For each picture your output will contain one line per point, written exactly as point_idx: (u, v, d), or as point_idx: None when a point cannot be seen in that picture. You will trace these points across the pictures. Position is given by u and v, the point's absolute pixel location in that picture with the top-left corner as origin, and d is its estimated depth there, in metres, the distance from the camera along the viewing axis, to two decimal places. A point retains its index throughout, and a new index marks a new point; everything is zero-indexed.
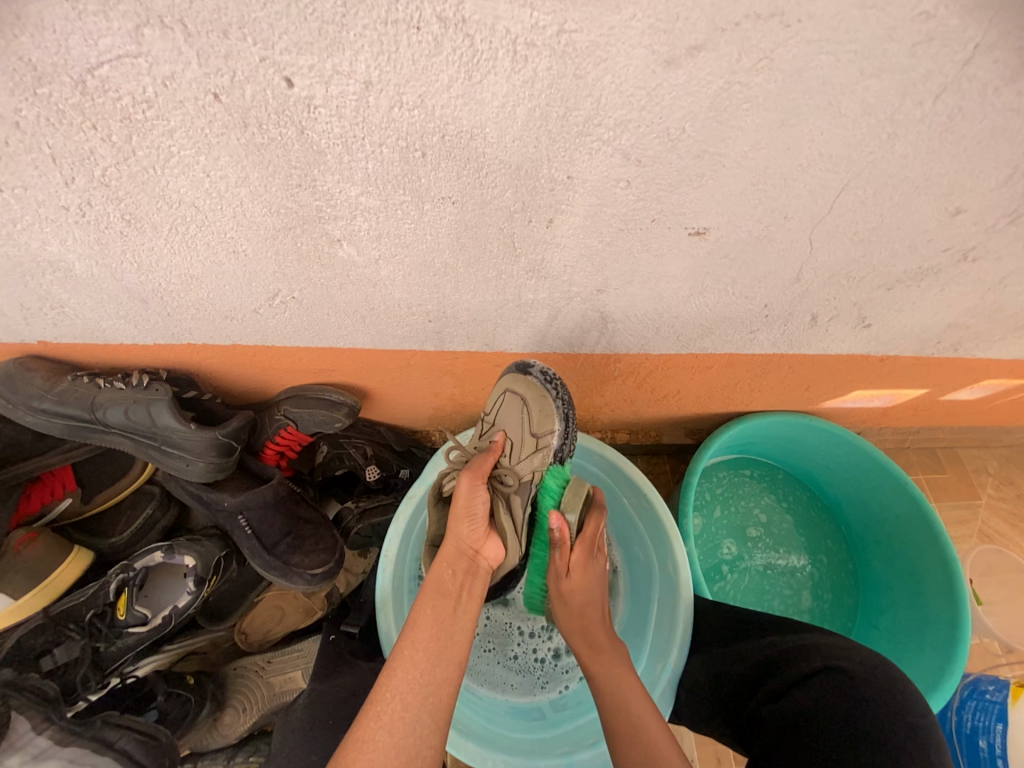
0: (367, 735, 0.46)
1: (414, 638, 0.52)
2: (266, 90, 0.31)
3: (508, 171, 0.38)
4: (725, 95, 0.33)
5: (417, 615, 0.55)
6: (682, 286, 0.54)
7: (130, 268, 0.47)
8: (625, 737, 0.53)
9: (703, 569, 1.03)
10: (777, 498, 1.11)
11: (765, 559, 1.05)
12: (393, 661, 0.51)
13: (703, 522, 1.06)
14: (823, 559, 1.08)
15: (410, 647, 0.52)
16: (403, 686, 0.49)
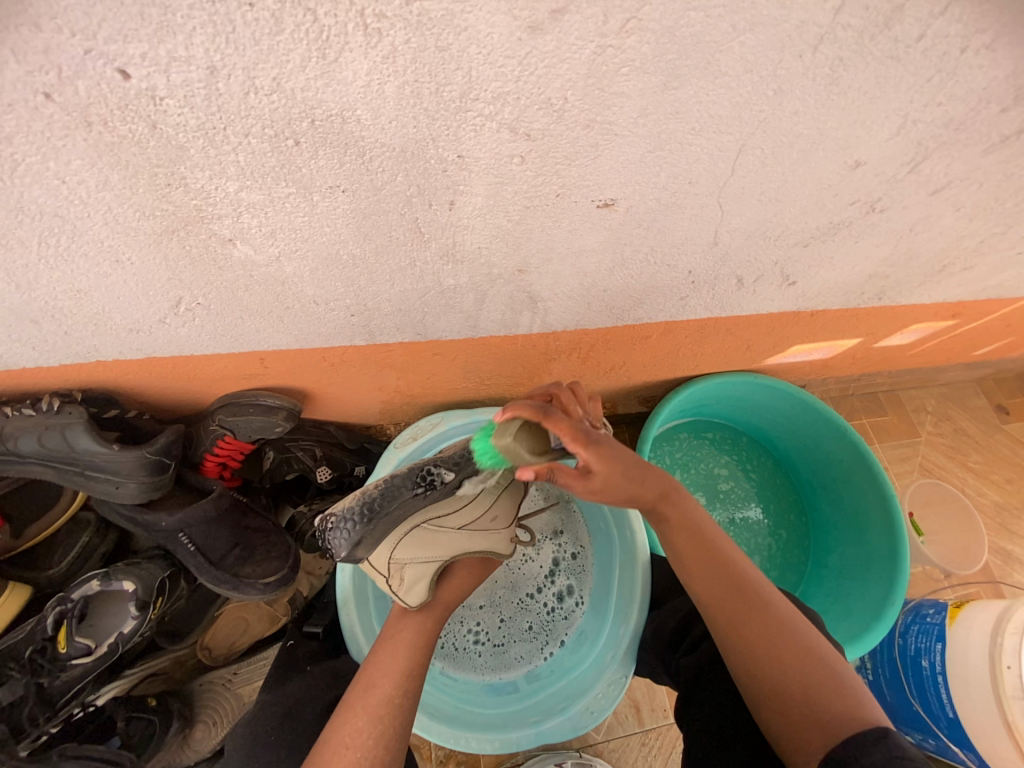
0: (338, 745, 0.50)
1: (392, 687, 0.54)
2: (101, 84, 0.29)
3: (394, 154, 0.36)
4: (601, 60, 0.32)
5: (398, 667, 0.56)
6: (603, 259, 0.54)
7: (8, 288, 0.43)
8: (719, 588, 0.55)
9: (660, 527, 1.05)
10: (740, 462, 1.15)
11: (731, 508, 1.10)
12: (369, 709, 0.52)
13: None
14: (773, 510, 1.13)
15: (389, 692, 0.54)
16: (377, 728, 0.51)
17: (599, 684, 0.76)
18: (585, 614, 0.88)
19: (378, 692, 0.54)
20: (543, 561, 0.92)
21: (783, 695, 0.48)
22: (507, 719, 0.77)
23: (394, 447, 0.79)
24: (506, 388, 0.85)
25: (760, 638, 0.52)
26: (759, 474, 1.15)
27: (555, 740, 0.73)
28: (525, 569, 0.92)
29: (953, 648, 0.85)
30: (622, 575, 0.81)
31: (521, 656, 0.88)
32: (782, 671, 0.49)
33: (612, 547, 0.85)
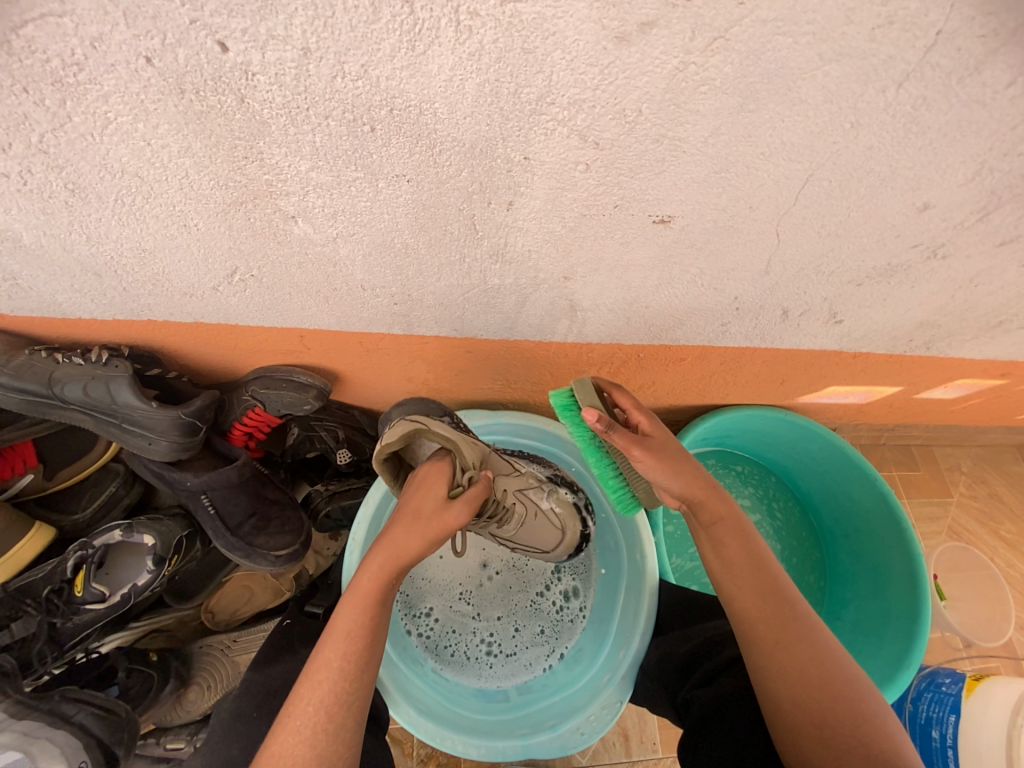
0: (282, 750, 0.44)
1: (332, 652, 0.48)
2: (201, 55, 0.30)
3: (462, 149, 0.37)
4: (681, 76, 0.32)
5: (337, 629, 0.49)
6: (650, 275, 0.53)
7: (81, 240, 0.46)
8: (768, 612, 0.52)
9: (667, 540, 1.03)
10: (763, 498, 1.12)
11: None
12: (311, 675, 0.47)
13: None
14: (793, 562, 1.09)
15: (333, 656, 0.48)
16: (315, 696, 0.46)
17: (593, 705, 0.74)
18: (584, 630, 0.87)
19: (323, 662, 0.48)
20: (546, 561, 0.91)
21: (829, 721, 0.47)
22: (497, 728, 0.75)
23: None
24: (533, 394, 0.85)
25: (809, 656, 0.50)
26: (777, 515, 1.12)
27: (542, 755, 0.72)
28: (530, 569, 0.91)
29: (969, 722, 0.81)
30: (628, 599, 0.80)
31: (529, 662, 0.86)
32: (833, 699, 0.48)
33: (620, 564, 0.84)
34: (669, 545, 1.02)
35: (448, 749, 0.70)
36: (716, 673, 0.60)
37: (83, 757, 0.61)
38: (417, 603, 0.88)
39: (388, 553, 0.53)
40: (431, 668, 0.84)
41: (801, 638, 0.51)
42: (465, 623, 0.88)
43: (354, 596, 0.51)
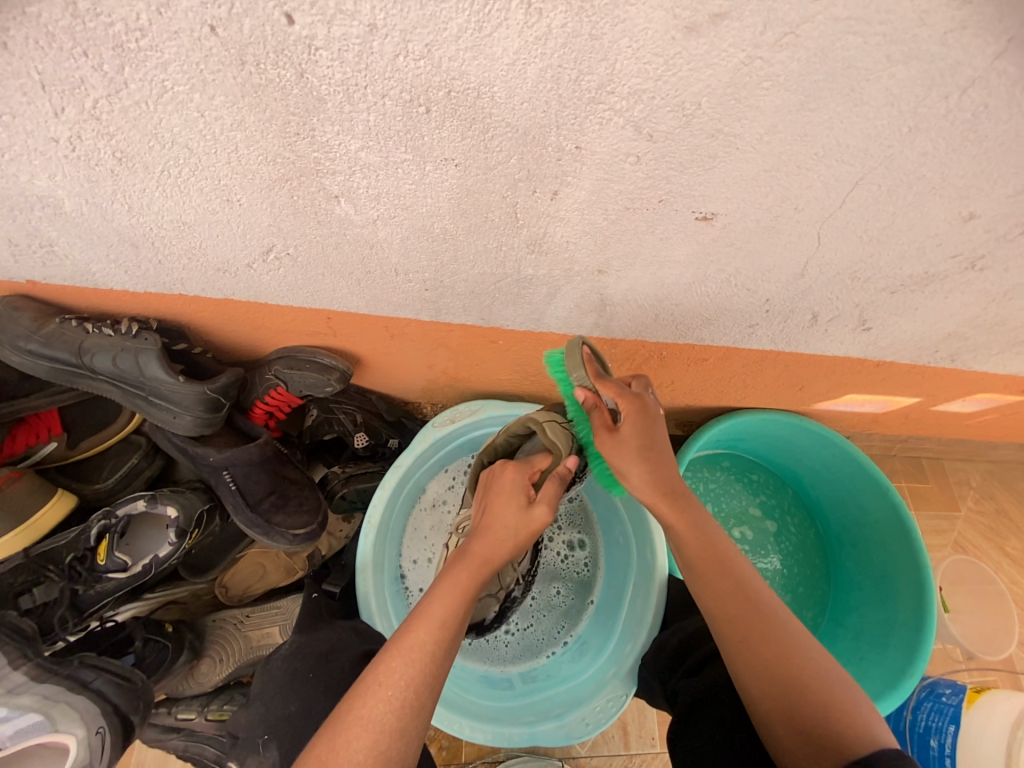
0: (371, 715, 0.43)
1: (426, 633, 0.48)
2: (266, 27, 0.30)
3: (514, 135, 0.36)
4: (745, 70, 0.31)
5: (431, 614, 0.49)
6: (684, 273, 0.53)
7: (121, 209, 0.46)
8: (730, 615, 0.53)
9: None
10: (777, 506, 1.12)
11: (762, 550, 1.08)
12: (404, 651, 0.47)
13: None
14: (799, 590, 1.08)
15: (429, 638, 0.48)
16: (408, 671, 0.46)
17: (598, 697, 0.75)
18: (588, 619, 0.88)
19: (415, 641, 0.48)
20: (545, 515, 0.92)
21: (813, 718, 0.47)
22: (502, 713, 0.76)
23: (432, 426, 0.79)
24: (551, 387, 0.85)
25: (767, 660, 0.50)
26: (789, 531, 1.11)
27: (548, 743, 0.73)
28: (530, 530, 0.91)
29: (968, 733, 0.82)
30: (635, 593, 0.81)
31: (545, 637, 0.89)
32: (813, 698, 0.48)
33: (629, 559, 0.84)
34: None
35: (455, 733, 0.71)
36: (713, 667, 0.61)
37: (102, 722, 0.61)
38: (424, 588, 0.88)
39: (477, 556, 0.54)
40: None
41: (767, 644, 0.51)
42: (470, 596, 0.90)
43: (452, 585, 0.52)
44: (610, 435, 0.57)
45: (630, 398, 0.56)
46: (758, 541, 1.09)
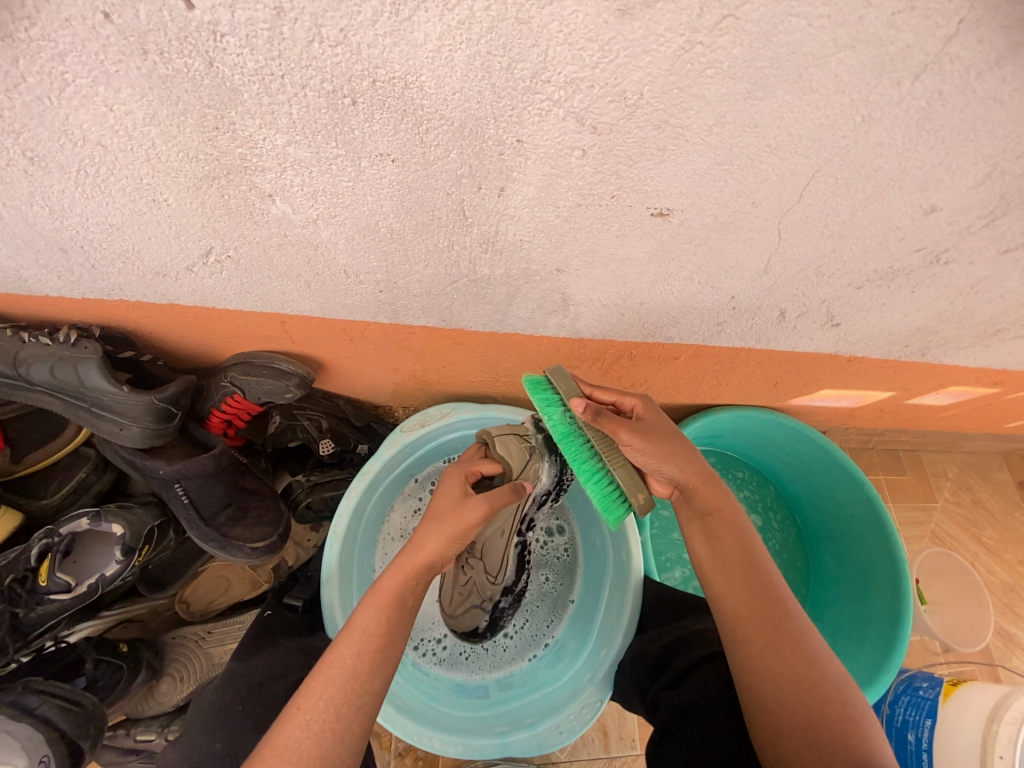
0: (288, 741, 0.42)
1: (349, 647, 0.47)
2: (163, 11, 0.27)
3: (450, 128, 0.34)
4: (686, 57, 0.30)
5: (353, 628, 0.48)
6: (646, 271, 0.51)
7: (41, 211, 0.43)
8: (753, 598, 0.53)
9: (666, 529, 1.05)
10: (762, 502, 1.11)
11: None
12: (325, 669, 0.46)
13: None
14: None
15: (351, 655, 0.47)
16: (327, 692, 0.44)
17: (572, 705, 0.73)
18: (565, 624, 0.87)
19: (337, 657, 0.46)
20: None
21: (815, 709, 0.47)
22: (475, 724, 0.75)
23: (400, 430, 0.76)
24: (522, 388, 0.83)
25: (786, 646, 0.50)
26: (773, 528, 1.10)
27: (520, 753, 0.70)
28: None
29: (945, 727, 0.81)
30: (612, 597, 0.79)
31: (521, 644, 0.87)
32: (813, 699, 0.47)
33: (607, 561, 0.83)
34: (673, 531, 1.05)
35: (424, 747, 0.68)
36: (685, 677, 0.58)
37: (47, 750, 0.58)
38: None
39: (410, 558, 0.52)
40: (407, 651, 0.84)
41: (778, 636, 0.50)
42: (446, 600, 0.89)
43: (376, 594, 0.50)
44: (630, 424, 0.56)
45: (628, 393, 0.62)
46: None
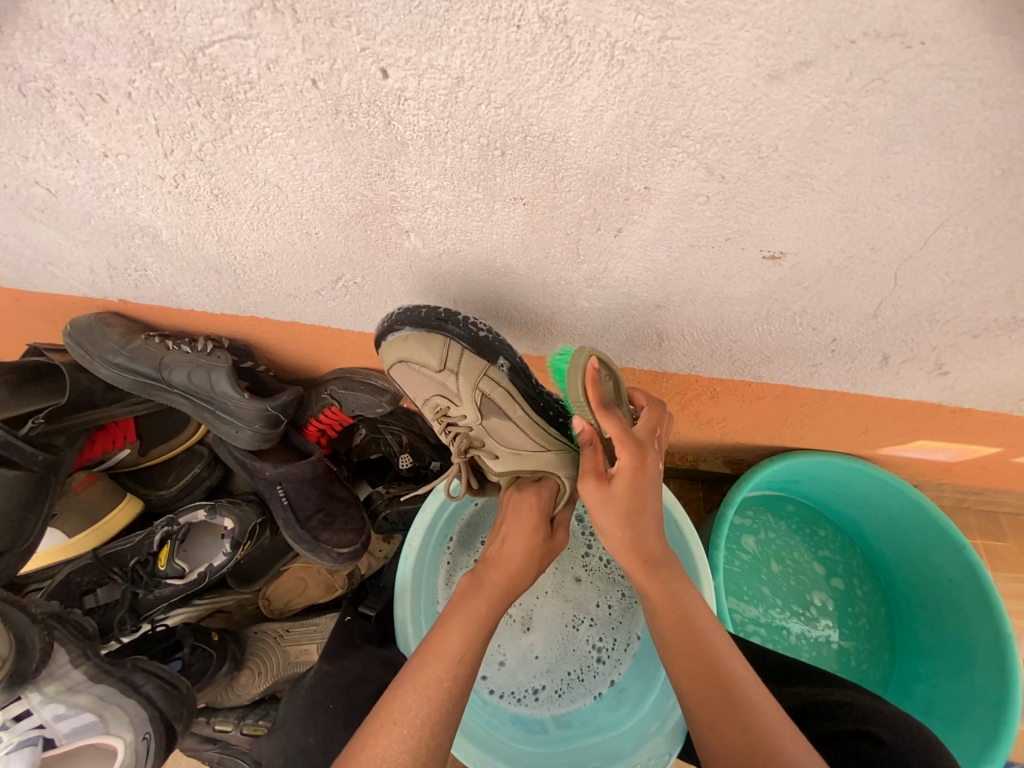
0: (382, 752, 0.43)
1: (444, 667, 0.48)
2: (362, 80, 0.32)
3: (584, 176, 0.37)
4: (827, 115, 0.31)
5: (446, 644, 0.49)
6: (746, 310, 0.51)
7: (211, 239, 0.49)
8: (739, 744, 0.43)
9: (741, 576, 0.99)
10: (840, 555, 1.04)
11: (826, 604, 1.00)
12: (418, 684, 0.47)
13: (754, 551, 1.01)
14: (864, 655, 0.98)
15: (444, 673, 0.48)
16: (422, 708, 0.45)
17: (638, 754, 0.70)
18: (628, 665, 0.84)
19: (433, 674, 0.47)
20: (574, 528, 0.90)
21: None
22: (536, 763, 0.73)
23: None
24: None
25: None
26: (856, 599, 1.01)
27: None
28: (562, 546, 0.89)
29: None
30: None
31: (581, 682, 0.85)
32: None
33: None
34: (747, 578, 0.99)
35: None
36: None
37: (149, 728, 0.63)
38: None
39: (506, 595, 0.55)
40: (486, 692, 0.84)
41: None
42: (542, 650, 0.87)
43: (467, 615, 0.52)
44: (598, 483, 0.51)
45: (626, 444, 0.49)
46: (824, 607, 0.99)
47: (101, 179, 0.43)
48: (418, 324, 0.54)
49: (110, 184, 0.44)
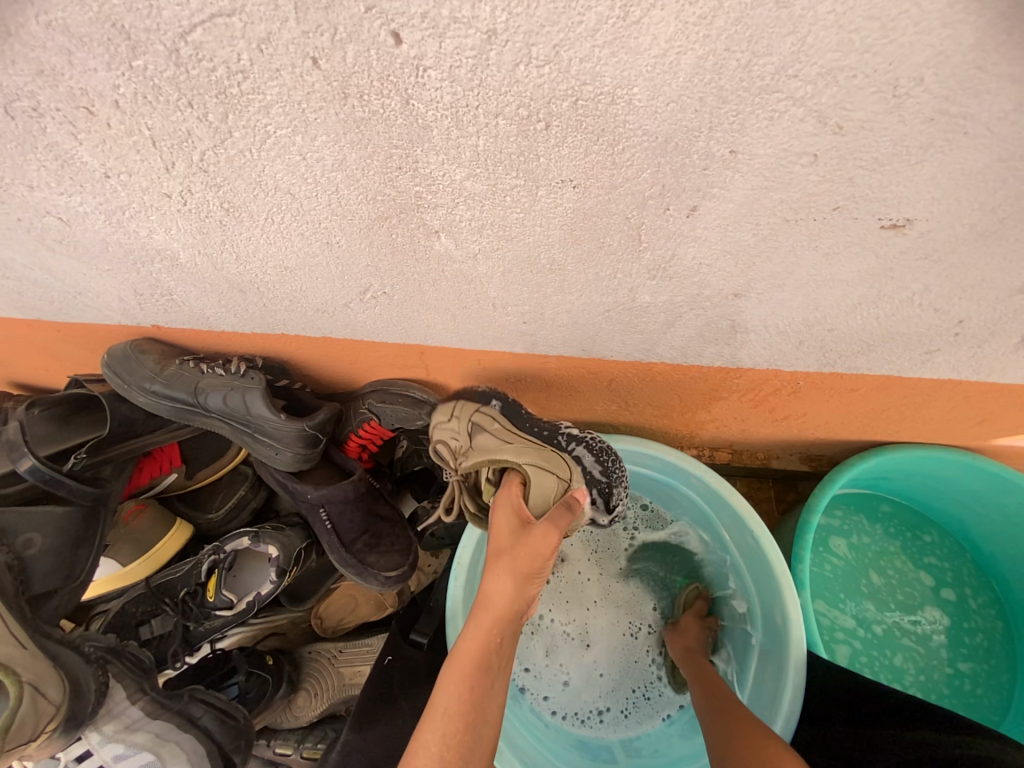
0: None
1: (433, 734, 0.43)
2: (371, 50, 0.26)
3: (651, 144, 0.29)
4: (1008, 20, 0.22)
5: (437, 703, 0.44)
6: (849, 293, 0.42)
7: (229, 258, 0.46)
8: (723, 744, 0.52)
9: (823, 581, 0.88)
10: (942, 558, 0.92)
11: (925, 614, 0.88)
12: (412, 758, 0.42)
13: (839, 552, 0.90)
14: (975, 674, 0.85)
15: (437, 738, 0.42)
16: None
17: None
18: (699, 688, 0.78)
19: (422, 747, 0.42)
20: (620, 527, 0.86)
21: None
22: None
23: None
24: (653, 418, 0.76)
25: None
26: (969, 612, 0.89)
27: None
28: (609, 549, 0.86)
29: None
30: (767, 667, 0.70)
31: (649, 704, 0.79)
32: None
33: (753, 623, 0.74)
34: (830, 583, 0.88)
35: None
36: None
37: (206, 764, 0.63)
38: (546, 654, 0.81)
39: (485, 616, 0.50)
40: (548, 713, 0.79)
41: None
42: (607, 666, 0.81)
43: (455, 665, 0.47)
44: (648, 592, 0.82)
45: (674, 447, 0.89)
46: (929, 619, 0.88)
47: (108, 202, 0.40)
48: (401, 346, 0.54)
49: (118, 207, 0.40)
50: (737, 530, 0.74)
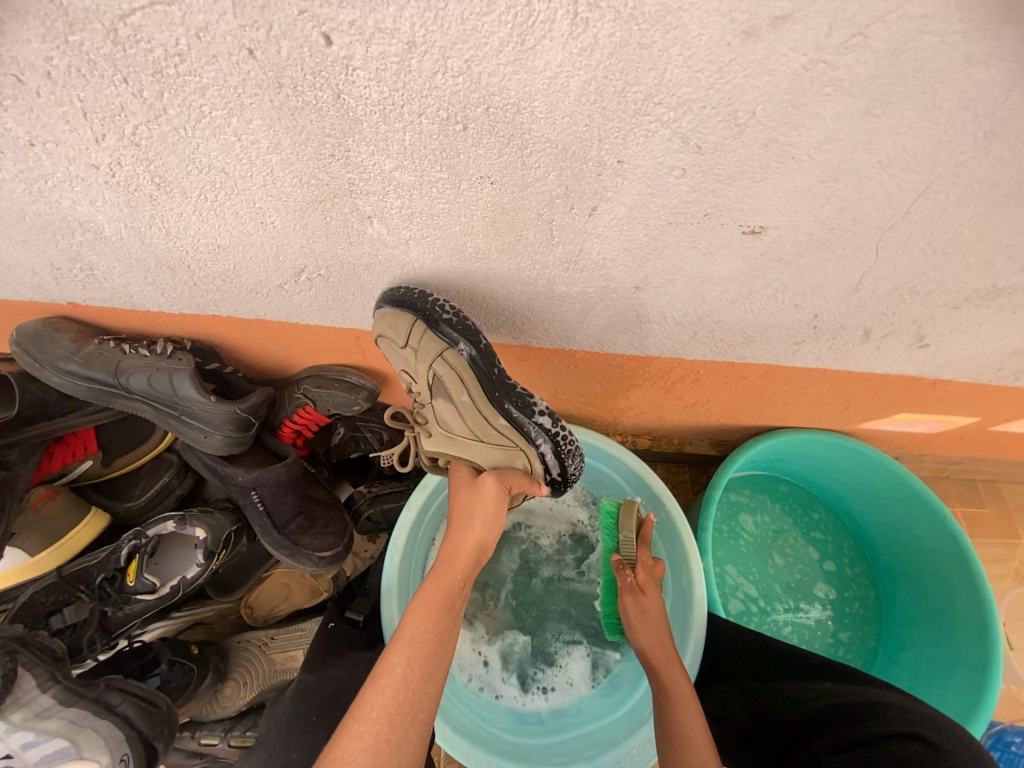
0: (348, 755, 0.42)
1: (399, 658, 0.47)
2: (304, 48, 0.29)
3: (554, 150, 0.35)
4: (807, 75, 0.29)
5: (403, 636, 0.48)
6: (728, 289, 0.50)
7: (159, 233, 0.46)
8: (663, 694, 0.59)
9: (730, 553, 1.00)
10: (827, 530, 1.06)
11: (813, 578, 1.02)
12: (377, 681, 0.46)
13: (747, 528, 1.02)
14: (850, 630, 1.00)
15: (402, 663, 0.47)
16: (382, 701, 0.44)
17: (634, 740, 0.70)
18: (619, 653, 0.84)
19: (388, 667, 0.47)
20: (549, 509, 0.91)
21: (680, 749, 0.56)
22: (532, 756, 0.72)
23: None
24: (579, 404, 0.83)
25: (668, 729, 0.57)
26: (848, 581, 1.03)
27: None
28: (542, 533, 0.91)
29: None
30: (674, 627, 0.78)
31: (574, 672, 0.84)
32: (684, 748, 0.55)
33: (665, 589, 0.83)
34: (736, 555, 1.00)
35: None
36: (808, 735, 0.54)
37: (127, 750, 0.62)
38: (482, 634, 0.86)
39: (449, 568, 0.54)
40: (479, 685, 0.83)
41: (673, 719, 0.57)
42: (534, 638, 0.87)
43: (421, 602, 0.51)
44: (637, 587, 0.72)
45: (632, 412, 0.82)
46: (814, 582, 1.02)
47: (28, 170, 0.39)
48: (396, 301, 0.50)
49: (39, 176, 0.40)
50: (653, 507, 0.82)
